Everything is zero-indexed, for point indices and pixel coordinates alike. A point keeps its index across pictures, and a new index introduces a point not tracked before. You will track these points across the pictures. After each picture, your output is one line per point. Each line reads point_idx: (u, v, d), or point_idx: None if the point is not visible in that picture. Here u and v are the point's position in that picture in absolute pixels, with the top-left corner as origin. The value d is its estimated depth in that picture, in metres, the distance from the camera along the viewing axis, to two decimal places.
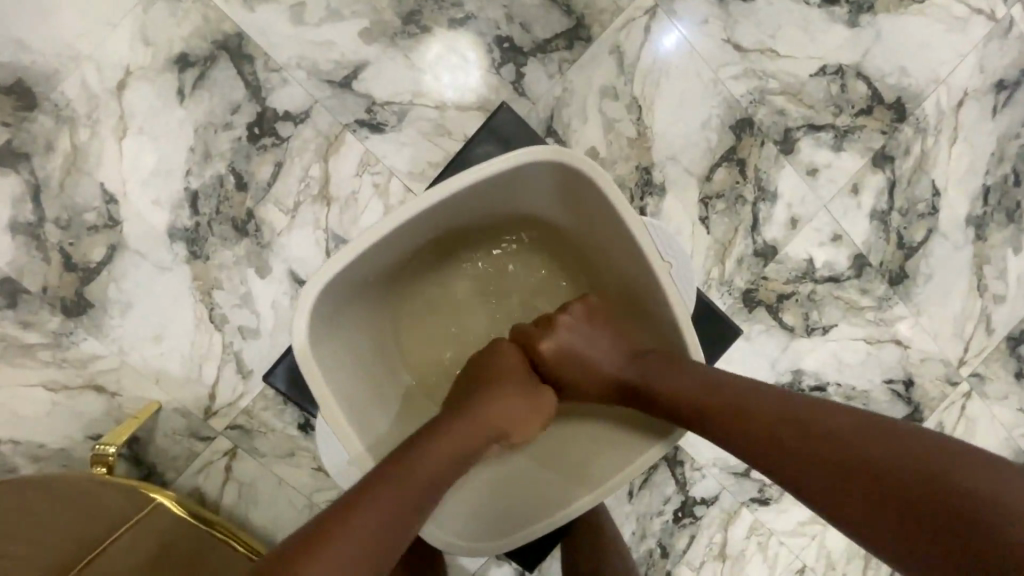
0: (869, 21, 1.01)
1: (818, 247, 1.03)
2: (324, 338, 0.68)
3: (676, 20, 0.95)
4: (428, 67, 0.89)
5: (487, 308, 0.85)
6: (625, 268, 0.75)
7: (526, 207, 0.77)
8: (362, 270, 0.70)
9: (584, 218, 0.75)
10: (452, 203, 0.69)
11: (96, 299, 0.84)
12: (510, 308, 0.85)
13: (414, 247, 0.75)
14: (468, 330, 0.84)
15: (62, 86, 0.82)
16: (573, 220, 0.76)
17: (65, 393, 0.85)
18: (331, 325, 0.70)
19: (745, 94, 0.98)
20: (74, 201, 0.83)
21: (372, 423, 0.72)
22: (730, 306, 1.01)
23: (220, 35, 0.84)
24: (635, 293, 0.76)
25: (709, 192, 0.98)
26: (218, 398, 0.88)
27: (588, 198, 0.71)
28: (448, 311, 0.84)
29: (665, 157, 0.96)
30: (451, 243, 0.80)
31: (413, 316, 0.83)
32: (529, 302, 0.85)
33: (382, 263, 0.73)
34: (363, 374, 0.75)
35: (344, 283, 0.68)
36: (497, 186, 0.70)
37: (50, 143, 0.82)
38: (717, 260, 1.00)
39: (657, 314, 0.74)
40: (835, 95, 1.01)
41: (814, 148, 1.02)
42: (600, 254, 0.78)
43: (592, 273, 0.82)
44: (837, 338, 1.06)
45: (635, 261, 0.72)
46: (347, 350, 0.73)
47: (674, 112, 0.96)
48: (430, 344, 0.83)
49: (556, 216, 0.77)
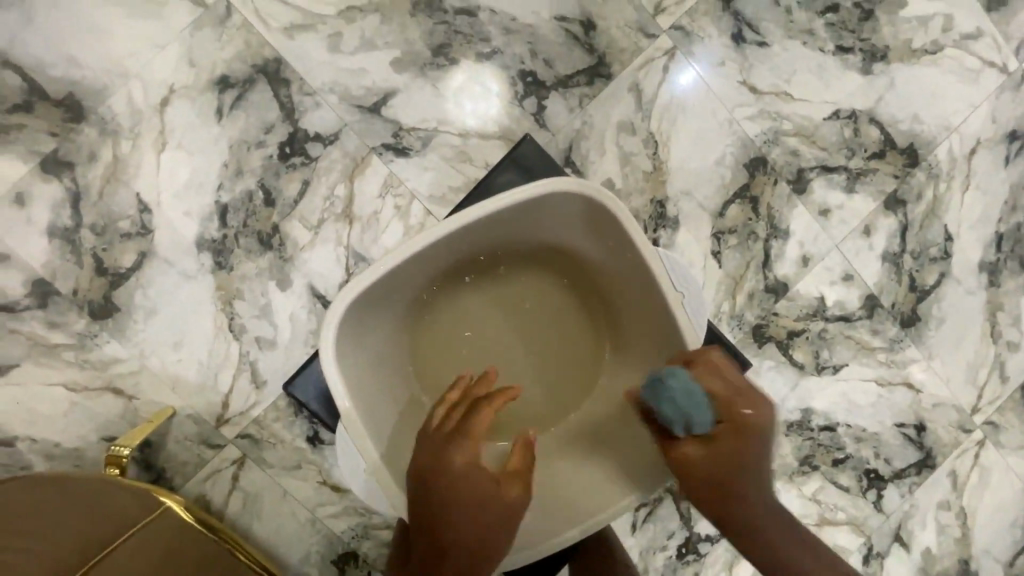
0: (882, 69, 1.03)
1: (829, 286, 1.05)
2: (348, 349, 0.70)
3: (693, 61, 0.98)
4: (452, 96, 0.93)
5: (505, 332, 0.85)
6: (638, 297, 0.77)
7: (544, 237, 0.79)
8: (386, 287, 0.72)
9: (600, 245, 0.76)
10: (476, 226, 0.72)
11: (123, 304, 0.87)
12: (526, 333, 0.85)
13: (435, 270, 0.78)
14: (485, 351, 0.85)
15: (109, 101, 0.85)
16: (593, 251, 0.78)
17: (84, 393, 0.87)
18: (355, 338, 0.72)
19: (759, 134, 1.00)
20: (110, 209, 0.86)
21: (389, 438, 0.73)
22: (740, 340, 1.02)
23: (260, 60, 0.88)
24: (650, 323, 0.77)
25: (722, 226, 1.00)
26: (230, 406, 0.90)
27: (606, 227, 0.73)
28: (469, 333, 0.85)
29: (679, 191, 0.99)
30: (470, 268, 0.82)
31: (431, 338, 0.84)
32: (544, 328, 0.86)
33: (405, 278, 0.75)
34: (382, 386, 0.76)
35: (369, 298, 0.71)
36: (518, 215, 0.73)
37: (93, 153, 0.86)
38: (728, 293, 1.02)
39: (669, 340, 0.75)
40: (848, 139, 1.03)
41: (827, 189, 1.03)
42: (615, 282, 0.79)
43: (607, 301, 0.82)
44: (847, 377, 1.07)
45: (647, 286, 0.74)
46: (369, 363, 0.74)
47: (690, 148, 0.99)
48: (448, 363, 0.84)
49: (573, 245, 0.79)
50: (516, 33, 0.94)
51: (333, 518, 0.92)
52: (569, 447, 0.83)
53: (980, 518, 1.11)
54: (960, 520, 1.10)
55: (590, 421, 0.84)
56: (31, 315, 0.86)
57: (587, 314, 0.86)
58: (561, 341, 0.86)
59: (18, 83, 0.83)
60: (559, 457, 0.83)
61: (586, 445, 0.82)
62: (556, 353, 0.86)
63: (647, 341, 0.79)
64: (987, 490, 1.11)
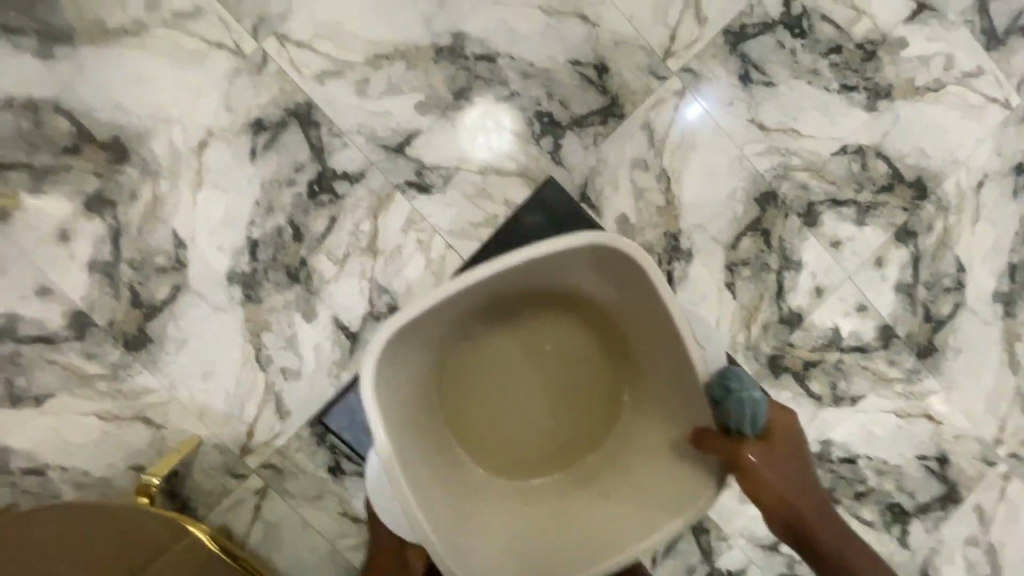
0: (887, 106, 1.06)
1: (844, 316, 1.06)
2: (383, 389, 0.71)
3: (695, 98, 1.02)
4: (465, 131, 0.97)
5: (527, 375, 0.86)
6: (657, 345, 0.78)
7: (567, 284, 0.81)
8: (418, 327, 0.74)
9: (622, 294, 0.78)
10: (505, 272, 0.74)
11: (156, 336, 0.91)
12: (548, 377, 0.87)
13: (462, 312, 0.80)
14: (507, 393, 0.86)
15: (150, 144, 0.90)
16: (612, 297, 0.80)
17: (116, 422, 0.90)
18: (389, 378, 0.73)
19: (769, 169, 1.03)
20: (148, 245, 0.91)
21: (418, 478, 0.74)
22: (756, 370, 1.04)
23: (292, 104, 0.93)
24: (670, 371, 0.78)
25: (735, 259, 1.03)
26: (255, 436, 0.92)
27: (630, 277, 0.75)
28: (492, 373, 0.86)
29: (693, 225, 1.02)
30: (492, 311, 0.84)
31: (454, 380, 0.85)
32: (565, 372, 0.87)
33: (432, 321, 0.77)
34: (410, 424, 0.77)
35: (402, 339, 0.72)
36: (545, 263, 0.75)
37: (133, 193, 0.90)
38: (743, 324, 1.03)
39: (690, 386, 0.76)
40: (857, 173, 1.06)
41: (837, 222, 1.06)
42: (637, 330, 0.80)
43: (628, 348, 0.84)
44: (865, 409, 1.07)
45: (669, 335, 0.75)
46: (399, 406, 0.75)
47: (702, 184, 1.02)
48: (471, 403, 0.86)
49: (596, 292, 0.81)
50: (534, 76, 0.98)
51: (352, 550, 0.94)
52: (588, 487, 0.84)
53: (1008, 554, 1.09)
54: (989, 557, 1.08)
55: (608, 462, 0.85)
56: (69, 346, 0.90)
57: (606, 360, 0.86)
58: (581, 386, 0.87)
59: (67, 128, 0.89)
60: (579, 497, 0.84)
61: (604, 486, 0.83)
62: (575, 397, 0.87)
63: (667, 389, 0.80)
64: (1015, 525, 1.09)
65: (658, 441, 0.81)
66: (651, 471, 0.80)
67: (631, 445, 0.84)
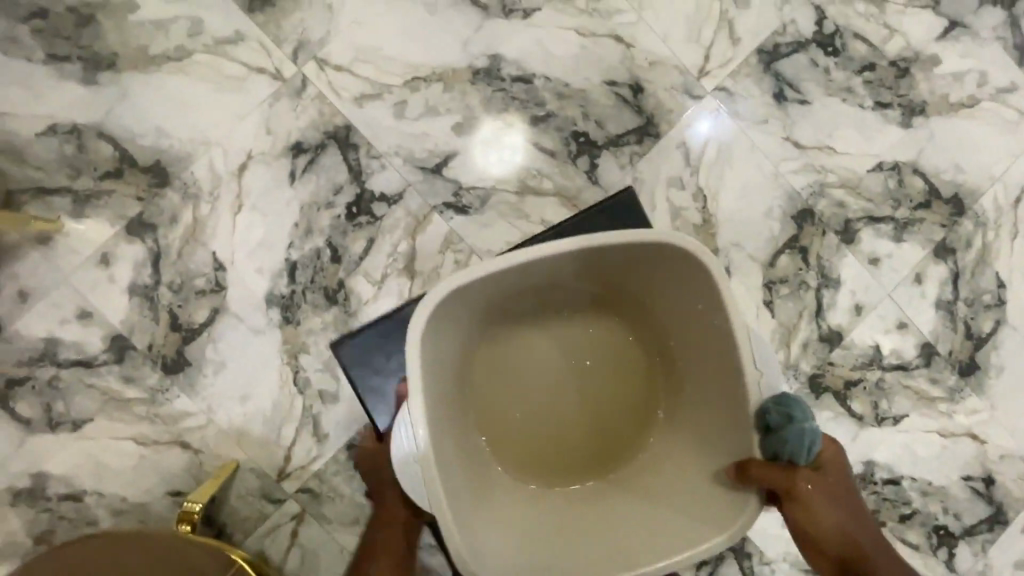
0: (922, 122, 1.06)
1: (884, 334, 1.05)
2: (429, 357, 0.70)
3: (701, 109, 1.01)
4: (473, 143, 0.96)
5: (564, 371, 0.85)
6: (707, 355, 0.75)
7: (620, 283, 0.80)
8: (471, 297, 0.73)
9: (677, 302, 0.77)
10: (565, 258, 0.73)
11: (194, 359, 0.90)
12: (585, 377, 0.85)
13: (511, 295, 0.79)
14: (540, 388, 0.84)
15: (191, 168, 0.91)
16: (664, 302, 0.78)
17: (153, 446, 0.89)
18: (435, 347, 0.71)
19: (805, 187, 1.03)
20: (188, 267, 0.91)
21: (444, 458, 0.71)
22: (796, 390, 1.03)
23: (331, 127, 0.93)
24: (712, 384, 0.76)
25: (773, 277, 1.02)
26: (292, 461, 0.91)
27: (692, 288, 0.73)
28: (528, 363, 0.84)
29: (730, 243, 1.01)
30: (536, 303, 0.83)
31: (489, 368, 0.83)
32: (600, 373, 0.85)
33: (480, 297, 0.75)
34: (445, 404, 0.75)
35: (454, 305, 0.71)
36: (605, 257, 0.74)
37: (174, 216, 0.90)
38: (782, 343, 1.02)
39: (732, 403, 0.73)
40: (893, 190, 1.05)
41: (874, 239, 1.05)
42: (684, 341, 0.79)
43: (670, 360, 0.82)
44: (908, 428, 1.05)
45: (721, 351, 0.73)
46: (438, 381, 0.73)
47: (738, 202, 1.01)
48: (501, 395, 0.84)
49: (649, 296, 0.80)
50: (570, 97, 0.98)
51: None
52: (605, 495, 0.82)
53: None
54: None
55: (635, 473, 0.83)
56: (107, 370, 0.89)
57: (644, 369, 0.85)
58: (616, 391, 0.85)
59: (110, 152, 0.89)
60: (594, 504, 0.81)
61: (620, 497, 0.81)
62: (607, 401, 0.85)
63: (706, 403, 0.77)
64: None
65: (696, 453, 0.78)
66: (673, 483, 0.78)
67: (667, 457, 0.82)
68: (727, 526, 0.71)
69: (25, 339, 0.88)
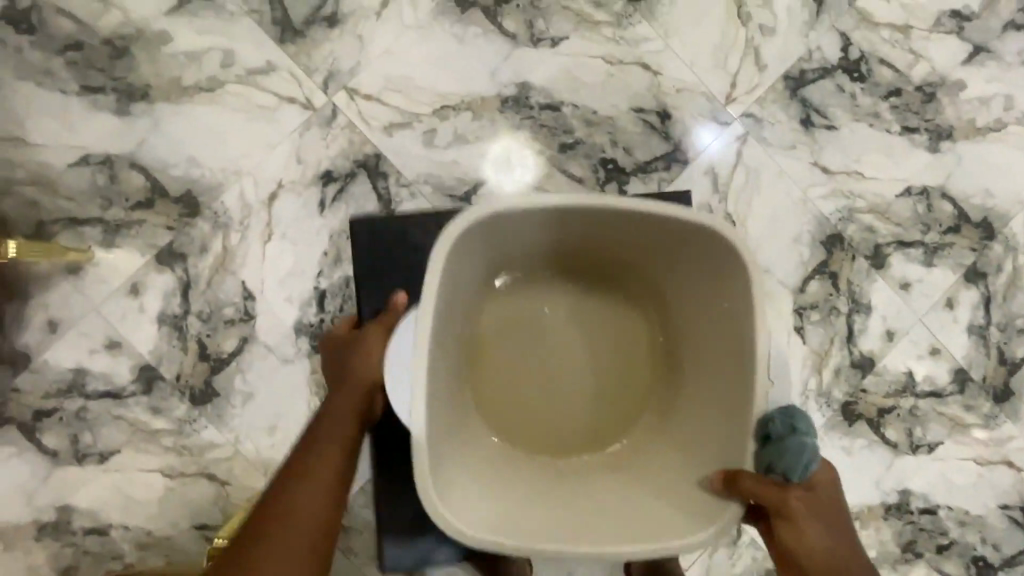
0: (948, 147, 1.05)
1: (917, 360, 1.03)
2: (446, 292, 0.64)
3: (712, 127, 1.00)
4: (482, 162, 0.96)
5: (571, 338, 0.78)
6: (720, 341, 0.68)
7: (645, 258, 0.73)
8: (496, 235, 0.67)
9: (700, 290, 0.70)
10: (594, 216, 0.67)
11: (222, 389, 0.89)
12: (593, 349, 0.78)
13: (536, 245, 0.73)
14: (543, 351, 0.78)
15: (222, 197, 0.91)
16: (686, 286, 0.72)
17: (179, 479, 0.88)
18: (453, 283, 0.65)
19: (834, 212, 1.02)
20: (217, 296, 0.90)
21: (438, 408, 0.64)
22: (829, 418, 1.01)
23: (361, 156, 0.93)
24: (718, 374, 0.68)
25: (803, 302, 1.01)
26: None
27: (725, 277, 0.65)
28: (541, 322, 0.78)
29: (759, 269, 1.01)
30: (554, 265, 0.77)
31: (494, 321, 0.77)
32: (606, 350, 0.78)
33: (502, 240, 0.70)
34: (449, 353, 0.69)
35: (478, 236, 0.65)
36: (636, 228, 0.68)
37: (204, 245, 0.90)
38: (814, 370, 1.01)
39: (736, 392, 0.65)
40: (922, 214, 1.05)
41: (905, 263, 1.04)
42: (700, 329, 0.71)
43: (680, 346, 0.75)
44: (943, 456, 1.03)
45: (738, 340, 0.65)
46: (449, 323, 0.67)
47: (767, 227, 1.01)
48: (505, 354, 0.78)
49: (671, 276, 0.73)
50: (597, 124, 0.98)
51: None
52: (585, 475, 0.75)
53: None
54: None
55: (628, 457, 0.76)
56: (136, 400, 0.88)
57: (653, 355, 0.78)
58: (622, 368, 0.78)
59: (142, 182, 0.90)
60: (577, 481, 0.74)
61: (604, 481, 0.74)
62: (612, 379, 0.78)
63: (710, 396, 0.69)
64: None
65: (694, 448, 0.69)
66: (666, 472, 0.71)
67: (657, 448, 0.74)
68: (718, 516, 0.62)
69: (54, 369, 0.88)
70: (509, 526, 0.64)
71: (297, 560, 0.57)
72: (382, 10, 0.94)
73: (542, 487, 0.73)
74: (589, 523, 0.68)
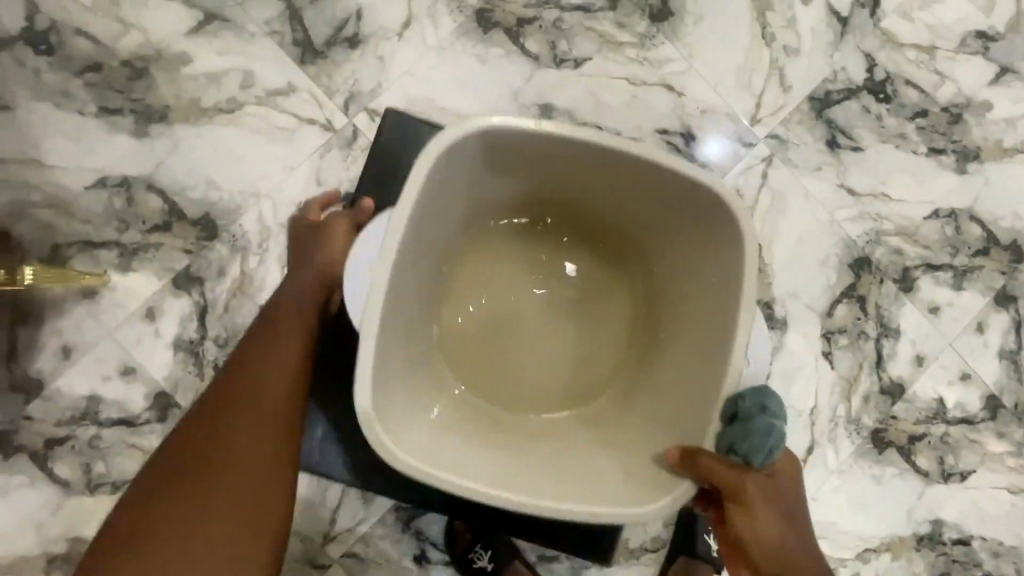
0: (976, 168, 1.04)
1: (947, 386, 1.01)
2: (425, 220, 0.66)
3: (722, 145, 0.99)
4: None
5: (546, 290, 0.80)
6: (696, 300, 0.69)
7: (627, 215, 0.74)
8: (481, 169, 0.70)
9: (681, 251, 0.72)
10: (579, 160, 0.69)
11: None
12: (567, 302, 0.80)
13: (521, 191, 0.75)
14: (516, 300, 0.79)
15: (241, 220, 0.89)
16: (665, 245, 0.74)
17: None
18: (433, 214, 0.67)
19: (861, 235, 1.00)
20: (234, 321, 0.88)
21: (399, 338, 0.66)
22: (858, 446, 0.98)
23: None
24: (691, 328, 0.70)
25: (831, 327, 0.99)
26: (338, 523, 0.88)
27: (704, 233, 0.68)
28: (516, 273, 0.80)
29: (786, 292, 0.99)
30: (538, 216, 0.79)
31: (472, 268, 0.79)
32: (579, 305, 0.80)
33: (486, 179, 0.72)
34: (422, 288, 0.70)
35: (464, 167, 0.68)
36: (619, 178, 0.69)
37: (222, 269, 0.88)
38: (842, 396, 0.98)
39: (708, 340, 0.67)
40: (950, 237, 1.03)
41: (933, 287, 1.02)
42: (676, 288, 0.73)
43: (655, 307, 0.76)
44: (977, 485, 1.00)
45: (713, 294, 0.67)
46: (424, 256, 0.69)
47: (793, 250, 0.99)
48: (477, 301, 0.79)
49: (652, 236, 0.74)
50: None
51: None
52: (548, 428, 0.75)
53: None
54: None
55: (594, 415, 0.76)
56: (149, 429, 0.86)
57: (628, 315, 0.79)
58: (593, 326, 0.79)
59: (160, 205, 0.88)
60: (538, 430, 0.75)
61: (567, 434, 0.74)
62: (583, 336, 0.79)
63: (682, 348, 0.71)
64: None
65: (658, 397, 0.71)
66: (632, 427, 0.71)
67: (625, 407, 0.74)
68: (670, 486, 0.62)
69: (66, 397, 0.85)
70: (458, 457, 0.65)
71: (263, 497, 0.63)
72: (403, 30, 0.93)
73: (501, 433, 0.73)
74: (547, 468, 0.68)
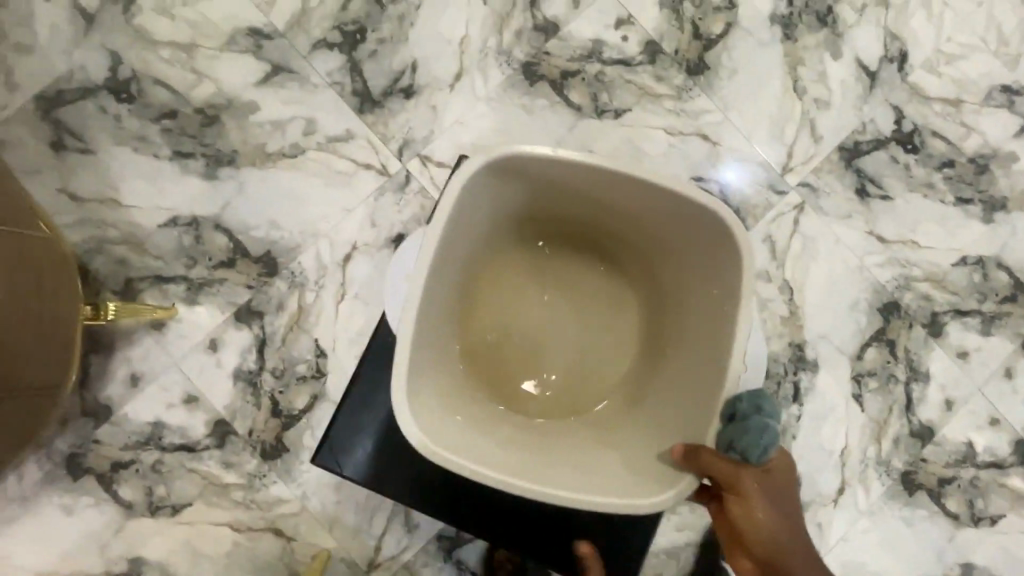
0: (1003, 218, 1.07)
1: (977, 430, 1.03)
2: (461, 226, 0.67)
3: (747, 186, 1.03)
4: None
5: (563, 304, 0.79)
6: (703, 320, 0.69)
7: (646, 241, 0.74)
8: (517, 186, 0.70)
9: (692, 279, 0.72)
10: (604, 185, 0.69)
11: (292, 445, 0.92)
12: (583, 318, 0.79)
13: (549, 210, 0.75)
14: (535, 309, 0.79)
15: (300, 258, 0.95)
16: (678, 272, 0.73)
17: (247, 533, 0.90)
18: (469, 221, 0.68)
19: (891, 280, 1.04)
20: (290, 353, 0.93)
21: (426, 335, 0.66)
22: (889, 488, 1.00)
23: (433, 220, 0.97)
24: (699, 351, 0.69)
25: (861, 369, 1.02)
26: (382, 551, 0.91)
27: (715, 262, 0.67)
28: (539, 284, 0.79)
29: (817, 335, 1.02)
30: (564, 232, 0.78)
31: (497, 275, 0.78)
32: (594, 323, 0.79)
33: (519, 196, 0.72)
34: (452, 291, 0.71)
35: (501, 181, 0.68)
36: (642, 205, 0.70)
37: (281, 304, 0.94)
38: (873, 438, 1.01)
39: (713, 362, 0.66)
40: (978, 283, 1.05)
41: (962, 332, 1.04)
42: (687, 312, 0.73)
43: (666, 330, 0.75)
44: (1007, 529, 1.01)
45: (719, 318, 0.67)
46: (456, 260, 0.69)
47: (824, 294, 1.02)
48: (496, 309, 0.78)
49: (668, 263, 0.74)
50: None
51: None
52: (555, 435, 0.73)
53: None
54: None
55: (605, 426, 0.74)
56: (209, 454, 0.91)
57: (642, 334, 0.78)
58: (604, 342, 0.79)
59: (225, 242, 0.94)
60: (548, 434, 0.73)
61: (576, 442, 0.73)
62: (595, 350, 0.79)
63: (688, 370, 0.70)
64: None
65: (663, 412, 0.70)
66: (639, 440, 0.70)
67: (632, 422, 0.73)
68: (675, 482, 0.62)
69: (133, 423, 0.90)
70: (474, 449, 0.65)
71: None
72: (454, 82, 0.99)
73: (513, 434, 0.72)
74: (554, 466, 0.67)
